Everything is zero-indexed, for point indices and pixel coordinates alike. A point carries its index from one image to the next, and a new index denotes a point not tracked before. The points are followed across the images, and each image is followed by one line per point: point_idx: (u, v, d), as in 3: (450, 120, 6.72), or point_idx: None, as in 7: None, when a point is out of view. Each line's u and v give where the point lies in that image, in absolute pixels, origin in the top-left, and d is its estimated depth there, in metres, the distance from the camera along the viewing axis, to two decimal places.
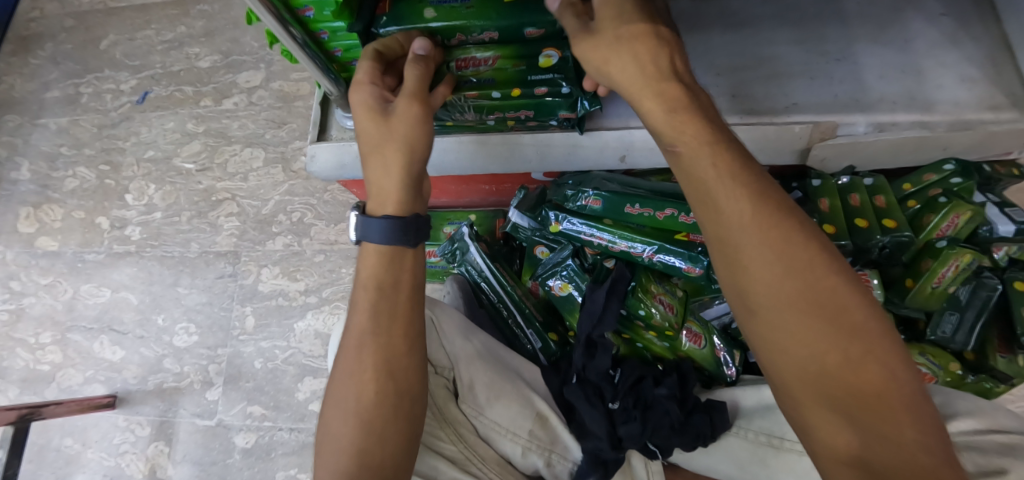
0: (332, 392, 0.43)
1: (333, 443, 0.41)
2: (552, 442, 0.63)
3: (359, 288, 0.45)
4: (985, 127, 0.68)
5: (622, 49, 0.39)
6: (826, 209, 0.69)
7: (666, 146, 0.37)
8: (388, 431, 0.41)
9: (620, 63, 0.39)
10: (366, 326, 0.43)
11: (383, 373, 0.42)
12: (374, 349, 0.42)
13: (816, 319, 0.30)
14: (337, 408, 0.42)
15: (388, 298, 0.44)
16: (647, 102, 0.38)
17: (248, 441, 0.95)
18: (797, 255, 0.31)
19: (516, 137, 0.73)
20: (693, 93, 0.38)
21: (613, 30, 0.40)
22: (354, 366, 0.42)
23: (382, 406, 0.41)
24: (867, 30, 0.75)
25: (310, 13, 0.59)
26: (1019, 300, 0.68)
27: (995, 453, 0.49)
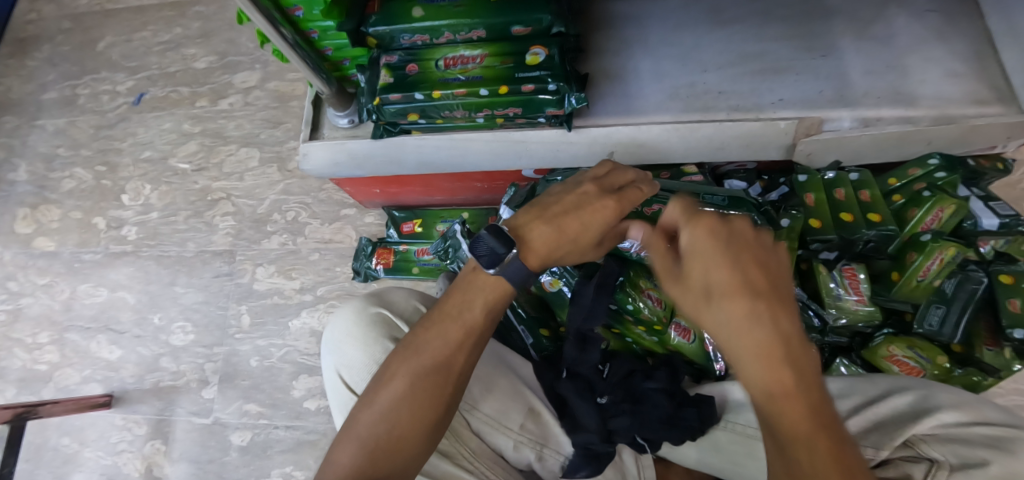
0: (396, 376, 0.49)
1: (379, 418, 0.47)
2: (544, 437, 0.65)
3: (466, 303, 0.50)
4: (969, 120, 0.69)
5: (717, 291, 0.31)
6: (811, 204, 0.71)
7: (768, 428, 0.28)
8: (428, 440, 0.47)
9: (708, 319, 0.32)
10: (456, 342, 0.49)
11: (454, 389, 0.49)
12: (459, 366, 0.49)
13: None
14: (397, 390, 0.48)
15: (486, 326, 0.51)
16: (735, 360, 0.30)
17: (244, 438, 0.95)
18: None
19: (506, 133, 0.74)
20: (797, 348, 0.29)
21: (700, 278, 0.32)
22: (429, 366, 0.48)
23: (438, 418, 0.48)
24: (853, 26, 0.76)
25: (299, 12, 0.62)
26: (1005, 292, 0.70)
27: (980, 445, 0.50)
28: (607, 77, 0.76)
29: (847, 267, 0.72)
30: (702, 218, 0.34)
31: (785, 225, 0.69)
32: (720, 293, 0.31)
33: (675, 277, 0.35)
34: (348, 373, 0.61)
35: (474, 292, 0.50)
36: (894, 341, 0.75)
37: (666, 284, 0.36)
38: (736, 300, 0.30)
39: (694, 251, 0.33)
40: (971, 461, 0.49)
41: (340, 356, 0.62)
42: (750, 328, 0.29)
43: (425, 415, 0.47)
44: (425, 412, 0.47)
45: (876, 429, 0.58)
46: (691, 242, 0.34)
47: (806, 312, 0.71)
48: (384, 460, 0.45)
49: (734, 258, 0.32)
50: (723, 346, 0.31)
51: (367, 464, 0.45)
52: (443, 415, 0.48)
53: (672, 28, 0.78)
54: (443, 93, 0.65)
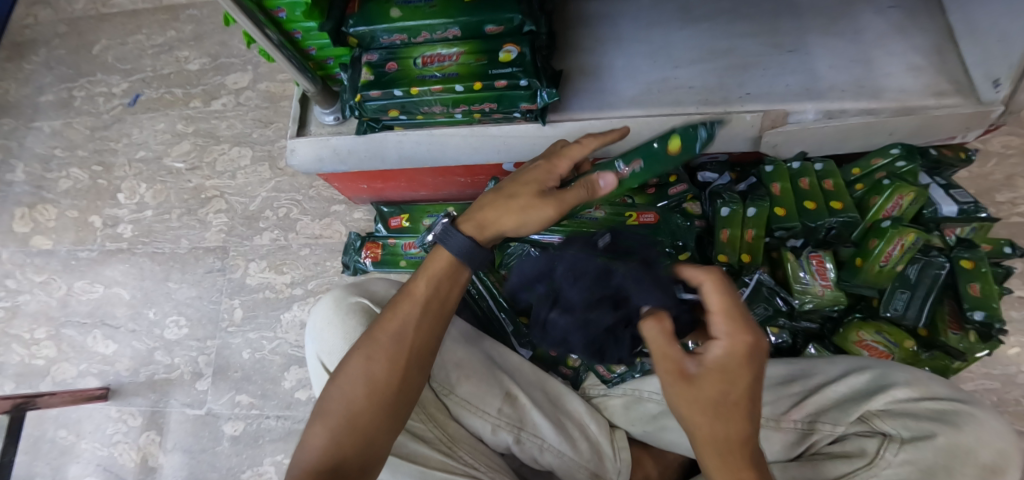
0: (359, 351, 0.51)
1: (342, 395, 0.49)
2: (521, 420, 0.66)
3: (418, 278, 0.53)
4: (929, 111, 0.72)
5: (734, 401, 0.37)
6: (777, 193, 0.75)
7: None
8: (389, 412, 0.49)
9: (707, 424, 0.37)
10: (412, 313, 0.51)
11: (413, 355, 0.50)
12: (419, 331, 0.51)
13: None
14: (359, 363, 0.50)
15: (442, 293, 0.53)
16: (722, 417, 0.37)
17: (236, 428, 0.98)
18: None
19: (484, 129, 0.77)
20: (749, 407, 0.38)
21: (719, 387, 0.37)
22: (384, 339, 0.51)
23: (398, 387, 0.49)
24: (819, 23, 0.79)
25: (283, 13, 0.64)
26: (965, 276, 0.72)
27: (927, 419, 0.52)
28: (582, 74, 0.78)
29: (814, 254, 0.75)
30: (743, 337, 0.38)
31: (751, 213, 0.74)
32: (729, 404, 0.37)
33: (690, 376, 0.38)
34: (330, 359, 0.63)
35: (425, 268, 0.53)
36: (864, 326, 0.76)
37: (673, 379, 0.38)
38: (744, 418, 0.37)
39: (728, 367, 0.37)
40: (921, 434, 0.51)
41: (322, 344, 0.65)
42: (743, 435, 0.36)
43: (383, 387, 0.49)
44: (382, 383, 0.49)
45: (834, 406, 0.59)
46: (722, 352, 0.38)
47: (775, 297, 0.72)
48: (349, 438, 0.47)
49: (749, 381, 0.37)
50: (716, 436, 0.37)
51: (332, 442, 0.46)
52: (402, 386, 0.50)
53: (645, 26, 0.81)
54: (420, 90, 0.68)
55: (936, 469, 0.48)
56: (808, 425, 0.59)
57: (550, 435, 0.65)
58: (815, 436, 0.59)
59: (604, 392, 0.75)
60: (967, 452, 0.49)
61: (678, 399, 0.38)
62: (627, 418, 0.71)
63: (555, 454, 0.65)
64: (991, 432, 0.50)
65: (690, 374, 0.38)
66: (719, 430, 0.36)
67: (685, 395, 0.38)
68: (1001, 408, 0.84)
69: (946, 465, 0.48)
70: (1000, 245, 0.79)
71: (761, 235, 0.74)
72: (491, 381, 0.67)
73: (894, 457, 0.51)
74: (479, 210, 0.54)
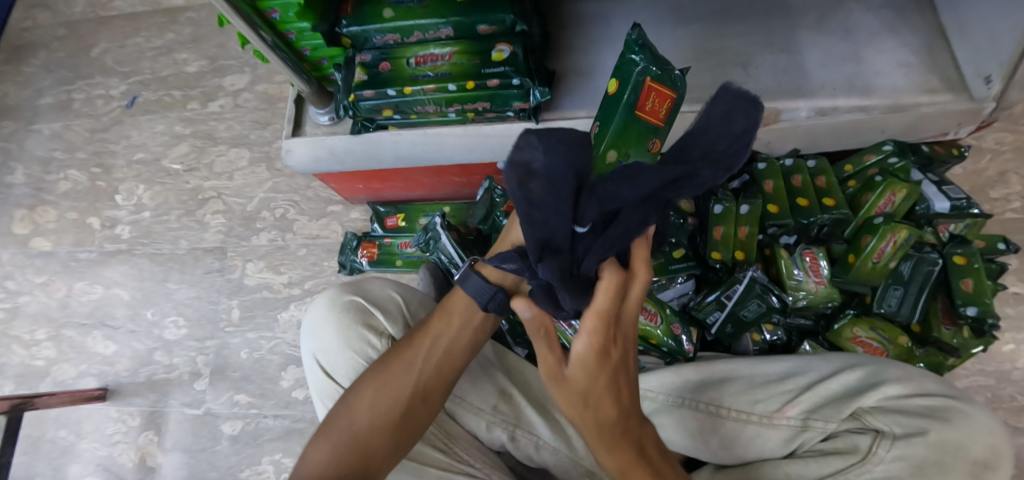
0: (370, 378, 0.54)
1: (348, 415, 0.51)
2: (516, 418, 0.66)
3: (435, 315, 0.56)
4: (919, 108, 0.72)
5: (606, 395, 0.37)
6: (769, 190, 0.76)
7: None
8: (390, 437, 0.50)
9: (583, 416, 0.38)
10: (424, 349, 0.54)
11: (421, 389, 0.53)
12: (431, 368, 0.54)
13: None
14: (369, 392, 0.53)
15: (455, 332, 0.55)
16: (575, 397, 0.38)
17: (234, 428, 0.99)
18: None
19: (478, 129, 0.77)
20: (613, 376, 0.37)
21: (588, 386, 0.36)
22: (394, 368, 0.53)
23: (400, 417, 0.51)
24: (810, 22, 0.80)
25: (277, 15, 0.64)
26: (957, 273, 0.72)
27: (918, 415, 0.53)
28: (575, 73, 0.79)
29: (808, 251, 0.76)
30: (604, 335, 0.34)
31: (744, 210, 0.75)
32: (604, 395, 0.37)
33: (565, 376, 0.37)
34: (326, 358, 0.64)
35: (442, 307, 0.57)
36: (858, 322, 0.77)
37: (550, 377, 0.37)
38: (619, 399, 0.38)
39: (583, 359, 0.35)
40: (912, 430, 0.52)
41: (316, 342, 0.65)
42: (613, 417, 0.38)
43: (387, 412, 0.51)
44: (386, 408, 0.51)
45: (826, 403, 0.60)
46: (586, 351, 0.35)
47: (768, 294, 0.72)
48: (348, 456, 0.48)
49: (614, 370, 0.37)
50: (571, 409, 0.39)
51: (330, 459, 0.48)
52: (406, 414, 0.52)
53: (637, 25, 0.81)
54: (414, 90, 0.68)
55: (927, 466, 0.49)
56: (801, 422, 0.59)
57: (545, 433, 0.66)
58: (807, 432, 0.58)
59: None
60: (958, 448, 0.49)
61: (557, 394, 0.38)
62: None
63: (551, 451, 0.65)
64: (981, 428, 0.51)
65: (563, 375, 0.37)
66: (597, 419, 0.38)
67: (563, 393, 0.38)
68: (994, 405, 0.84)
69: (937, 462, 0.49)
70: (994, 241, 0.79)
71: (755, 232, 0.75)
72: (486, 378, 0.68)
73: (886, 453, 0.51)
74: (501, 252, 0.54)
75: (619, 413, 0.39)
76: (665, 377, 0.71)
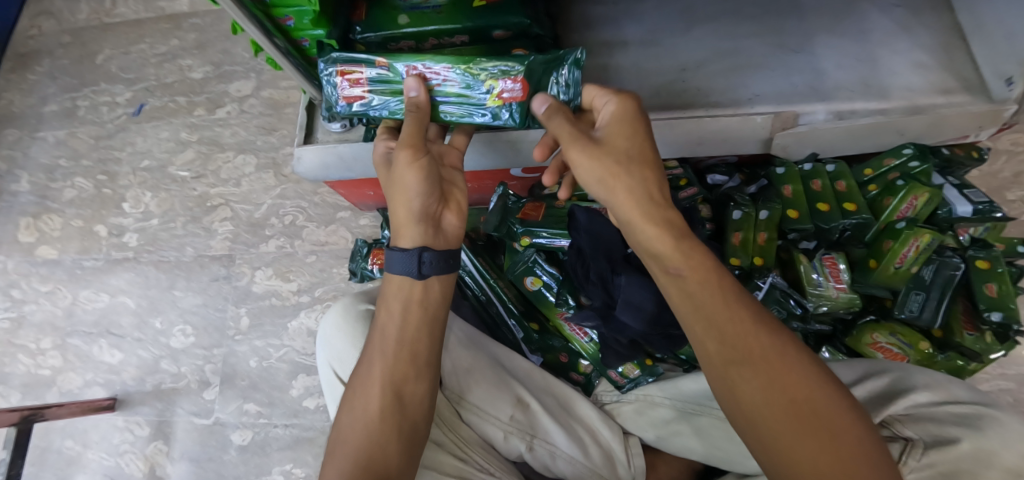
0: (348, 399, 0.51)
1: (338, 440, 0.49)
2: (533, 427, 0.65)
3: (380, 312, 0.55)
4: (937, 110, 0.71)
5: (633, 171, 0.47)
6: (789, 195, 0.75)
7: (673, 281, 0.44)
8: (384, 441, 0.47)
9: (625, 177, 0.47)
10: (381, 341, 0.53)
11: (392, 372, 0.51)
12: (394, 355, 0.51)
13: (779, 389, 0.37)
14: (351, 405, 0.50)
15: (404, 313, 0.54)
16: (619, 182, 0.47)
17: (244, 437, 0.97)
18: (726, 307, 0.41)
19: (492, 134, 0.77)
20: (636, 130, 0.50)
21: (625, 149, 0.48)
22: (361, 374, 0.52)
23: (382, 419, 0.48)
24: (824, 23, 0.78)
25: (291, 22, 0.62)
26: (980, 278, 0.71)
27: (950, 423, 0.51)
28: (587, 78, 0.78)
29: (827, 256, 0.74)
30: (626, 103, 0.51)
31: (764, 216, 0.74)
32: (631, 164, 0.48)
33: (594, 144, 0.49)
34: (341, 368, 0.63)
35: (382, 302, 0.55)
36: (877, 328, 0.76)
37: (581, 152, 0.48)
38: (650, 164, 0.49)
39: (617, 117, 0.50)
40: (943, 439, 0.50)
41: (332, 351, 0.64)
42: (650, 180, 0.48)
43: (370, 417, 0.48)
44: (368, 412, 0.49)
45: None
46: (614, 118, 0.51)
47: (787, 299, 0.70)
48: (356, 476, 0.45)
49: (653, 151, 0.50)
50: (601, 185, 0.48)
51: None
52: (389, 409, 0.49)
53: (648, 28, 0.80)
54: None
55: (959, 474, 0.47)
56: None
57: (561, 441, 0.64)
58: None
59: (616, 399, 0.74)
60: (990, 457, 0.47)
61: (590, 162, 0.48)
62: (637, 423, 0.70)
63: (568, 460, 0.63)
64: (1015, 436, 0.49)
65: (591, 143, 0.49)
66: (639, 175, 0.47)
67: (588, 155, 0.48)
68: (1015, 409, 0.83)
69: (969, 472, 0.47)
70: (1013, 244, 0.77)
71: (773, 237, 0.74)
72: (503, 386, 0.66)
73: (916, 462, 0.49)
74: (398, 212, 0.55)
75: (655, 194, 0.47)
76: (683, 385, 0.70)
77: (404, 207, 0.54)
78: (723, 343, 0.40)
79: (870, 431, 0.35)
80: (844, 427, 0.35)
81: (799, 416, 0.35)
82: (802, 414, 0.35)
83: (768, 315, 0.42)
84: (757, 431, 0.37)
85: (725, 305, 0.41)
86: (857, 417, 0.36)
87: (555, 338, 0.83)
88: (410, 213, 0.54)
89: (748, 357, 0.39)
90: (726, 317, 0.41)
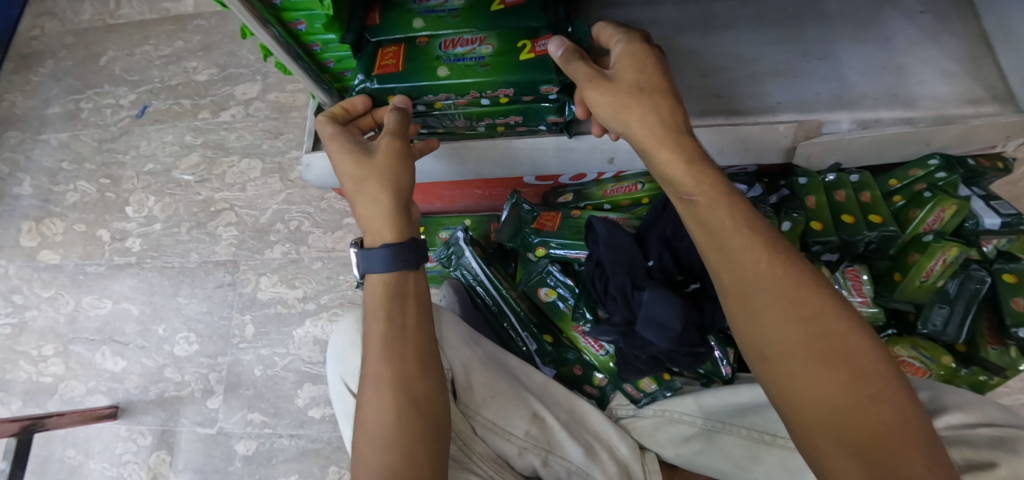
0: (366, 405, 0.45)
1: (366, 447, 0.43)
2: (548, 443, 0.63)
3: (371, 317, 0.48)
4: (967, 121, 0.68)
5: (646, 102, 0.46)
6: (812, 206, 0.74)
7: (685, 207, 0.42)
8: (416, 440, 0.42)
9: (641, 109, 0.46)
10: (384, 337, 0.46)
11: (404, 368, 0.45)
12: (401, 350, 0.46)
13: (796, 321, 0.34)
14: (369, 410, 0.44)
15: (399, 308, 0.48)
16: (632, 113, 0.46)
17: (248, 448, 0.96)
18: (743, 233, 0.38)
19: (508, 143, 0.76)
20: (650, 66, 0.48)
21: (635, 83, 0.47)
22: (373, 374, 0.45)
23: (402, 429, 0.42)
24: (847, 29, 0.76)
25: (302, 26, 0.60)
26: (1008, 292, 0.68)
27: (985, 446, 0.48)
28: None
29: (849, 268, 0.73)
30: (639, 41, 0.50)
31: (786, 228, 0.72)
32: (645, 95, 0.46)
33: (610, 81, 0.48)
34: (355, 382, 0.61)
35: (370, 304, 0.49)
36: (898, 342, 0.74)
37: (598, 90, 0.48)
38: (664, 96, 0.46)
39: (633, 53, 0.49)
40: (978, 462, 0.46)
41: (345, 365, 0.62)
42: (665, 111, 0.46)
43: (395, 419, 0.43)
44: (392, 416, 0.43)
45: None
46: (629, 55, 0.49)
47: None
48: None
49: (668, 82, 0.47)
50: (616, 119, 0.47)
51: None
52: (411, 402, 0.44)
53: (667, 34, 0.78)
54: (445, 104, 0.66)
55: None
56: None
57: (578, 456, 0.62)
58: None
59: (632, 413, 0.72)
60: None
61: (605, 99, 0.48)
62: (656, 439, 0.68)
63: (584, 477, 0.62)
64: None
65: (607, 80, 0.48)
66: (653, 105, 0.46)
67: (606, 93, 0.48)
68: None
69: None
70: None
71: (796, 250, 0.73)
72: (519, 401, 0.64)
73: None
74: (373, 212, 0.51)
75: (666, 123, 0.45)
76: (703, 400, 0.68)
77: (378, 188, 0.51)
78: (735, 271, 0.37)
79: (889, 368, 0.33)
80: (866, 365, 0.32)
81: (817, 350, 0.33)
82: (821, 348, 0.33)
83: (788, 246, 0.38)
84: (767, 360, 0.35)
85: (739, 231, 0.38)
86: (875, 351, 0.33)
87: (569, 351, 0.82)
88: (391, 192, 0.51)
89: (759, 288, 0.36)
90: (739, 245, 0.38)
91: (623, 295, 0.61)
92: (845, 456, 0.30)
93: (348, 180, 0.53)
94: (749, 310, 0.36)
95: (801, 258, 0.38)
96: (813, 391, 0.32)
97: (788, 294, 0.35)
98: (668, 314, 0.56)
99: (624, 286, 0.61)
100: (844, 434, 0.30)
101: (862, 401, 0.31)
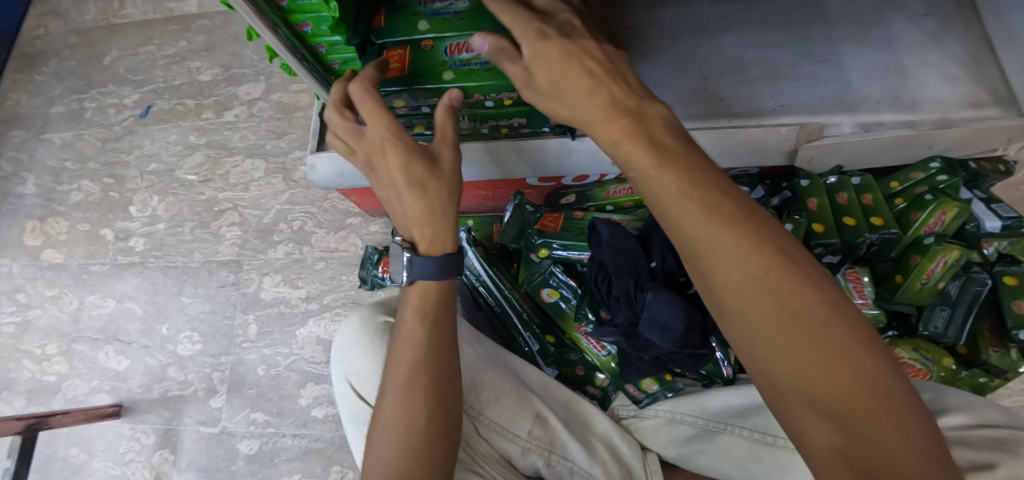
0: (388, 396, 0.47)
1: (384, 436, 0.46)
2: (551, 443, 0.63)
3: (409, 315, 0.50)
4: (969, 124, 0.69)
5: (568, 92, 0.39)
6: (814, 208, 0.74)
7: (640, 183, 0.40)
8: (436, 438, 0.46)
9: (568, 102, 0.40)
10: (425, 338, 0.49)
11: (432, 370, 0.48)
12: (435, 353, 0.48)
13: (763, 296, 0.34)
14: (393, 403, 0.47)
15: (442, 314, 0.50)
16: (563, 105, 0.41)
17: (251, 447, 0.96)
18: (697, 208, 0.36)
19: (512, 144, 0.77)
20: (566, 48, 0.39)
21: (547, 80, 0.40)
22: (405, 373, 0.48)
23: (422, 422, 0.45)
24: (850, 32, 0.76)
25: (308, 28, 0.60)
26: (1009, 293, 0.69)
27: (986, 448, 0.48)
28: None
29: (851, 271, 0.73)
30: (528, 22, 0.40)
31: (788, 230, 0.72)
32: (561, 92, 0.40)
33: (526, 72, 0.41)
34: (358, 382, 0.61)
35: (412, 303, 0.50)
36: (900, 344, 0.74)
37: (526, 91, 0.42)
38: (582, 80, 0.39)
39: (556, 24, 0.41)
40: (979, 463, 0.46)
41: (348, 365, 0.62)
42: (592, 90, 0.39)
43: (427, 418, 0.46)
44: (423, 413, 0.46)
45: None
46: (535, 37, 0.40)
47: None
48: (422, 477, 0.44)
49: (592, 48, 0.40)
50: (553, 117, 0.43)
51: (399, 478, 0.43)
52: (425, 391, 0.47)
53: (671, 35, 0.79)
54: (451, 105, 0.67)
55: None
56: None
57: (580, 457, 0.62)
58: None
59: (634, 414, 0.72)
60: None
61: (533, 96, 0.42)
62: (657, 440, 0.68)
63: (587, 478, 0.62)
64: None
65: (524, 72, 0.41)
66: (575, 95, 0.39)
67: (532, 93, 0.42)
68: None
69: None
70: None
71: None
72: (523, 402, 0.64)
73: None
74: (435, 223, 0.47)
75: (607, 97, 0.39)
76: (704, 401, 0.68)
77: (446, 199, 0.47)
78: (697, 249, 0.37)
79: (853, 322, 0.33)
80: (832, 327, 0.33)
81: (786, 321, 0.33)
82: (788, 319, 0.33)
83: (739, 208, 0.37)
84: (740, 334, 0.36)
85: (690, 203, 0.37)
86: (837, 311, 0.33)
87: (572, 352, 0.81)
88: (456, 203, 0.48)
89: (721, 265, 0.35)
90: (696, 222, 0.36)
91: (629, 297, 0.61)
92: (819, 421, 0.32)
93: (406, 185, 0.46)
94: (717, 286, 0.36)
95: (758, 219, 0.37)
96: (786, 359, 0.33)
97: (750, 267, 0.35)
98: (671, 315, 0.56)
99: (626, 289, 0.61)
100: (816, 400, 0.32)
101: (833, 364, 0.32)
